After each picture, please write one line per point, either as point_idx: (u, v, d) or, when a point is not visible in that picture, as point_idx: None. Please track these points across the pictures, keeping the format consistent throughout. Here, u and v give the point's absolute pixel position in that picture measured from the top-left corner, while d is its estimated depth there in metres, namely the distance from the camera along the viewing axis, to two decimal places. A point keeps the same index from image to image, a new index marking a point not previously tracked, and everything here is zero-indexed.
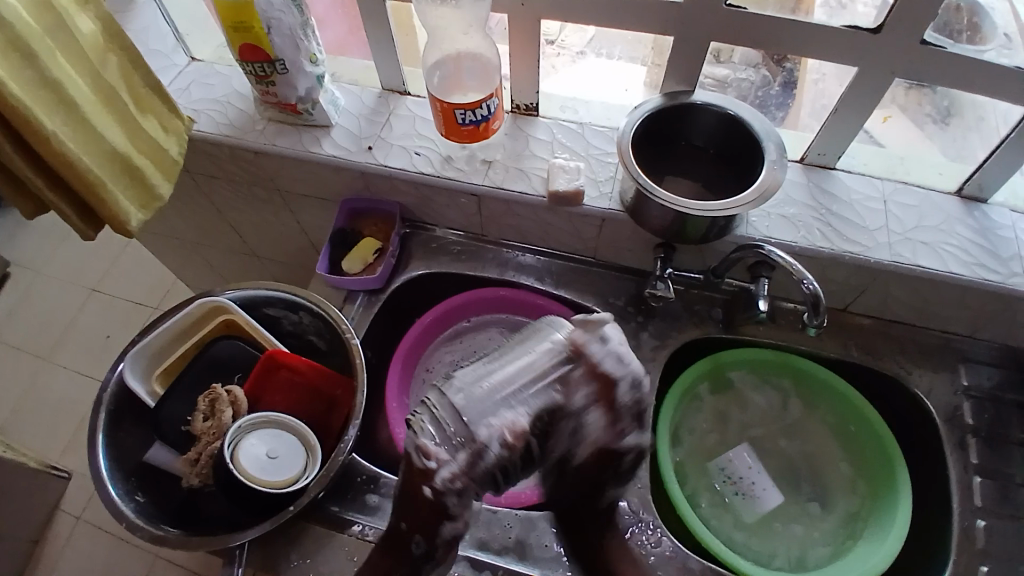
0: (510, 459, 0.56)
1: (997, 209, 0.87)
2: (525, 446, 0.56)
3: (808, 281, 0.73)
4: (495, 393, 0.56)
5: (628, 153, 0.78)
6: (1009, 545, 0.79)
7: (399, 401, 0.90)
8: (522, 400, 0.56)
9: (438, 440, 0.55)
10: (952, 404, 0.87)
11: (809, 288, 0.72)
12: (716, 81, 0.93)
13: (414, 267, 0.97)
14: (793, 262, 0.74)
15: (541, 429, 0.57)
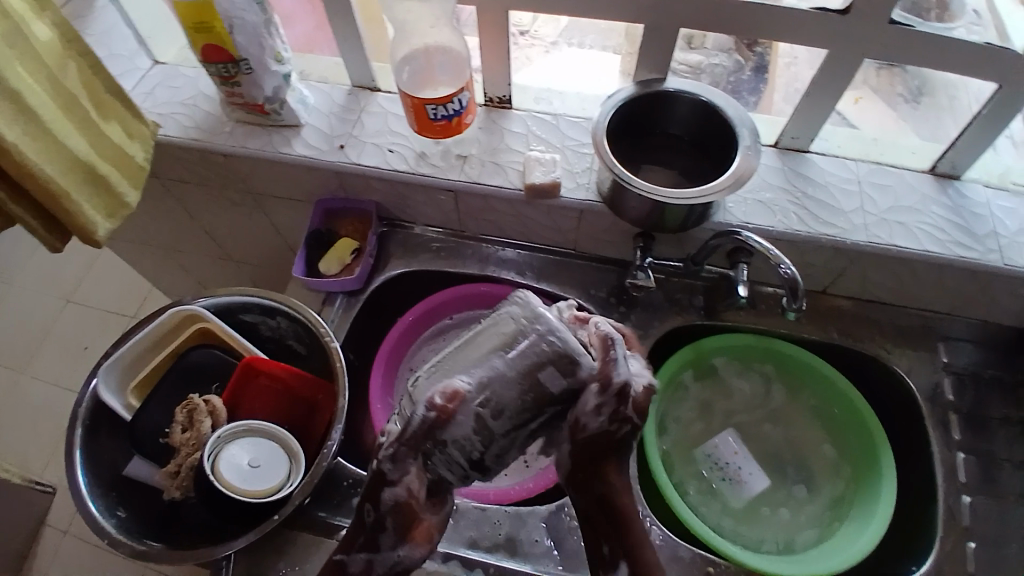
0: (446, 427, 0.58)
1: (971, 185, 0.88)
2: (467, 411, 0.58)
3: (786, 266, 0.73)
4: (440, 376, 0.61)
5: (603, 144, 0.77)
6: (994, 520, 0.80)
7: (382, 402, 0.88)
8: (464, 373, 0.59)
9: (398, 421, 0.63)
10: (932, 382, 0.88)
11: (787, 273, 0.72)
12: (690, 67, 0.92)
13: (392, 267, 0.95)
14: (772, 247, 0.73)
15: (487, 396, 0.58)
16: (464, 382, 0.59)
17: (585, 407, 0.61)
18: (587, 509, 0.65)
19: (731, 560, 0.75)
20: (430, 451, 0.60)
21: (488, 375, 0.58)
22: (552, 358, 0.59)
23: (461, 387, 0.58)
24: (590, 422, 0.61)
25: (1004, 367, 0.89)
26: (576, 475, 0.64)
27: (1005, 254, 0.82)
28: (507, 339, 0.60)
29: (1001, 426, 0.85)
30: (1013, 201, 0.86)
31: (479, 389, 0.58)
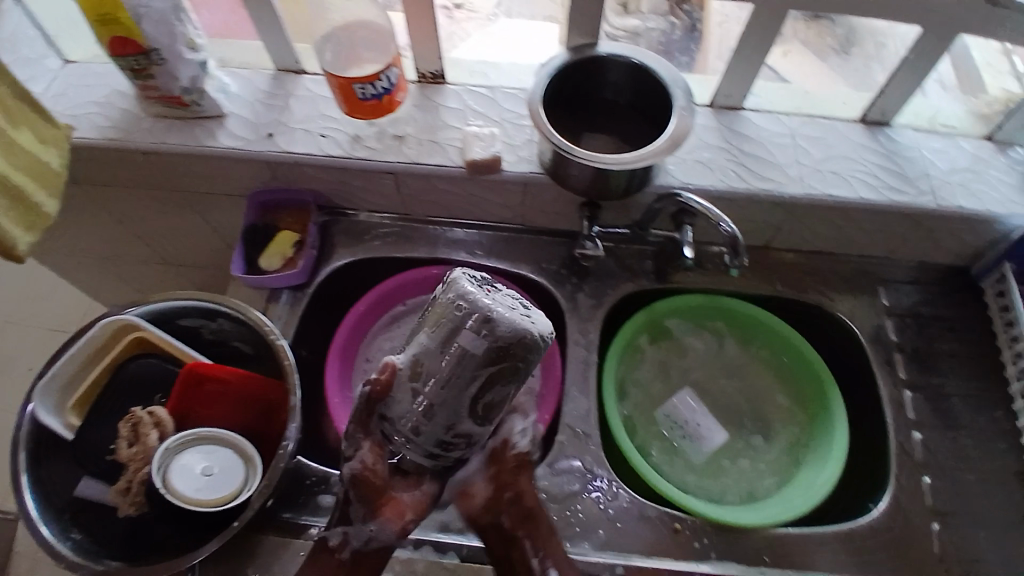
0: (391, 402, 0.60)
1: (901, 131, 0.91)
2: (403, 386, 0.59)
3: (725, 224, 0.73)
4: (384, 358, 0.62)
5: (541, 114, 0.76)
6: (943, 451, 0.84)
7: (341, 396, 0.85)
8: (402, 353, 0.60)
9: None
10: (876, 324, 0.91)
11: (726, 231, 0.72)
12: (627, 32, 0.92)
13: (337, 257, 0.92)
14: (710, 206, 0.74)
15: (420, 371, 0.58)
16: (401, 360, 0.60)
17: (509, 430, 0.67)
18: (516, 526, 0.66)
19: (696, 515, 0.76)
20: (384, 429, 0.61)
21: (423, 352, 0.58)
22: (472, 320, 0.56)
23: (400, 366, 0.59)
24: (518, 441, 0.67)
25: (942, 304, 0.93)
26: (501, 502, 0.66)
27: (936, 195, 0.85)
28: (436, 314, 0.59)
29: (945, 361, 0.89)
30: (941, 142, 0.90)
31: (414, 364, 0.59)
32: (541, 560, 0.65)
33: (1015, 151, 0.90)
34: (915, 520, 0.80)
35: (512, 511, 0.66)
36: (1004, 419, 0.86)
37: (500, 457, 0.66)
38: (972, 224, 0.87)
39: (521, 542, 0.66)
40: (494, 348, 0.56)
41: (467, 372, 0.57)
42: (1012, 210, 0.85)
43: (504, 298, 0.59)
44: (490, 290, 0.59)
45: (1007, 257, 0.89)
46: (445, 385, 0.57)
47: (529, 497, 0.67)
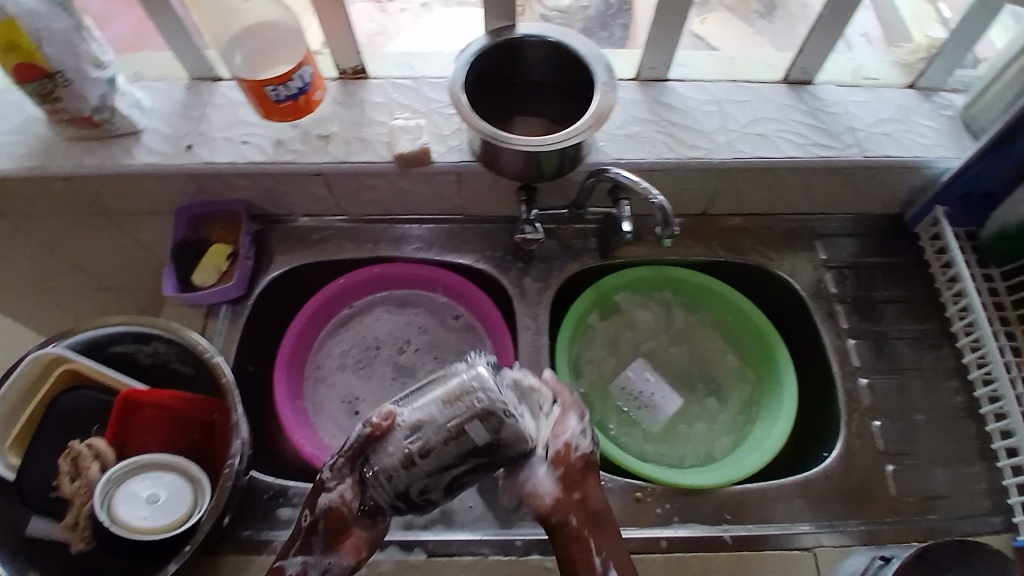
0: (379, 448, 0.61)
1: (824, 87, 0.93)
2: (398, 439, 0.60)
3: (654, 195, 0.73)
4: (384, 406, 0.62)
5: (463, 100, 0.75)
6: (891, 394, 0.86)
7: (291, 408, 0.83)
8: (404, 408, 0.61)
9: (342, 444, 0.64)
10: (816, 278, 0.92)
11: (655, 202, 0.73)
12: (561, 12, 0.97)
13: (275, 266, 0.90)
14: (639, 179, 0.74)
15: (418, 437, 0.59)
16: (404, 416, 0.61)
17: (567, 434, 0.65)
18: (582, 524, 0.61)
19: (655, 482, 0.78)
20: (363, 471, 0.61)
21: (428, 420, 0.60)
22: (480, 415, 0.59)
23: (401, 424, 0.60)
24: (579, 443, 0.65)
25: (878, 253, 0.95)
26: (568, 502, 0.62)
27: (863, 147, 0.87)
28: (450, 392, 0.60)
29: (886, 307, 0.92)
30: (864, 94, 0.93)
31: (416, 426, 0.60)
32: (603, 559, 0.60)
33: (940, 96, 0.94)
34: (871, 464, 0.82)
35: (579, 510, 0.62)
36: (948, 356, 0.89)
37: (562, 460, 0.63)
38: (899, 172, 0.89)
39: (586, 540, 0.61)
40: (493, 445, 0.59)
41: (459, 457, 0.59)
42: (939, 154, 0.88)
43: (513, 393, 0.62)
44: (502, 384, 0.62)
45: (938, 200, 0.92)
46: (437, 458, 0.59)
47: (593, 488, 0.63)
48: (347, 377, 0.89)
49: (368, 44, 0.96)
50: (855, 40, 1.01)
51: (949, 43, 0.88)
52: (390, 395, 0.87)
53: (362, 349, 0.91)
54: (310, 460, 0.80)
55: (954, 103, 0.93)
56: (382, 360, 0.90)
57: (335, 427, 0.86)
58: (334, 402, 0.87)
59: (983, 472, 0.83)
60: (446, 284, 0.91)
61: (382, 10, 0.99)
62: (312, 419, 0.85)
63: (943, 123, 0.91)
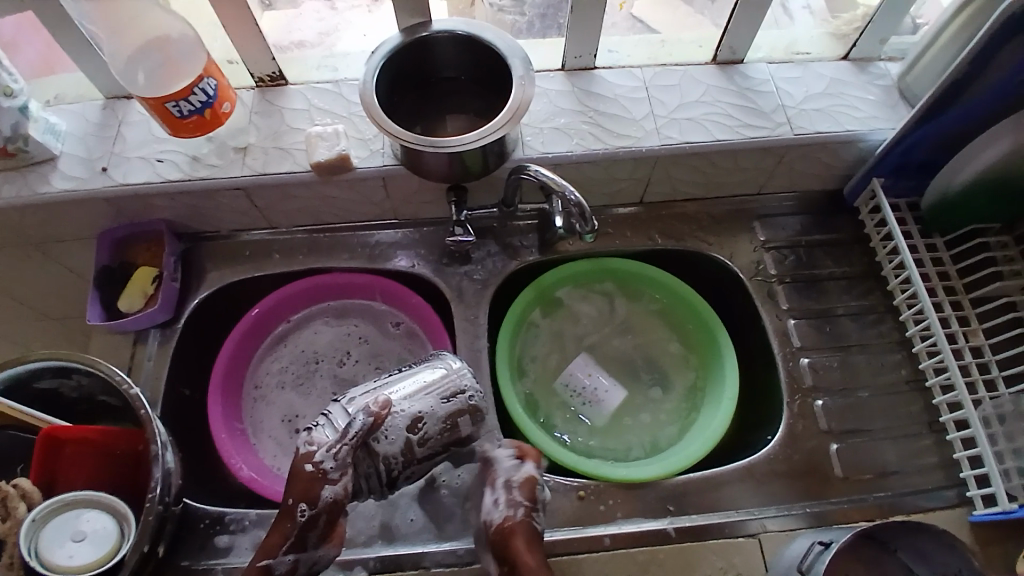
0: (379, 437, 0.65)
1: (755, 65, 0.91)
2: (399, 426, 0.65)
3: (570, 192, 0.73)
4: (376, 394, 0.66)
5: (374, 104, 0.73)
6: (835, 373, 0.85)
7: (227, 430, 0.82)
8: (398, 398, 0.66)
9: (328, 429, 0.63)
10: (756, 261, 0.92)
11: (571, 200, 0.72)
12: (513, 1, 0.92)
13: (204, 285, 0.88)
14: (556, 178, 0.73)
15: (419, 427, 0.66)
16: (400, 406, 0.66)
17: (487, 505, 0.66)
18: None
19: (596, 478, 0.78)
20: (361, 459, 0.64)
21: (428, 411, 0.67)
22: (472, 411, 0.69)
23: (401, 413, 0.65)
24: (494, 516, 0.64)
25: (820, 230, 0.94)
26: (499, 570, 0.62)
27: (793, 124, 0.85)
28: (443, 386, 0.68)
29: (830, 284, 0.91)
30: (796, 70, 0.90)
31: (416, 416, 0.66)
32: None
33: (876, 66, 0.91)
34: (814, 445, 0.81)
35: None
36: (893, 330, 0.88)
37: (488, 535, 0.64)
38: (833, 148, 0.87)
39: None
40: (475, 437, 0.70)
41: (451, 444, 0.68)
42: (873, 126, 0.86)
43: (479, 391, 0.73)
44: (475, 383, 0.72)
45: (873, 173, 0.89)
46: (434, 445, 0.67)
47: (526, 554, 0.61)
48: (286, 394, 0.88)
49: (316, 43, 0.92)
50: (796, 13, 0.98)
51: (880, 9, 0.85)
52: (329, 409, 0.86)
53: (301, 364, 0.89)
54: (248, 483, 0.79)
55: (891, 71, 0.91)
56: (322, 374, 0.89)
57: (276, 446, 0.85)
58: (274, 420, 0.86)
59: (933, 446, 0.82)
60: (383, 290, 0.90)
61: (332, 6, 0.93)
62: (251, 439, 0.85)
63: (878, 94, 0.89)
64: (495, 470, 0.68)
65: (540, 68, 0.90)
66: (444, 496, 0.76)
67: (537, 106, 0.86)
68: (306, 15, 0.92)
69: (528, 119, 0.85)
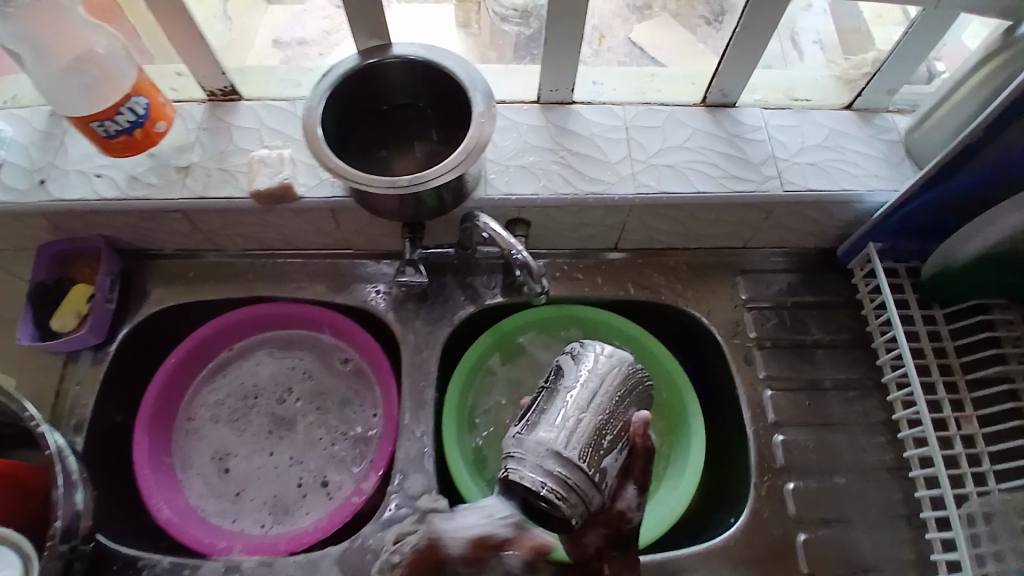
0: (598, 476, 0.59)
1: (747, 109, 0.83)
2: (609, 454, 0.60)
3: (519, 250, 0.67)
4: (576, 427, 0.59)
5: (318, 132, 0.67)
6: (810, 454, 0.78)
7: (151, 467, 0.77)
8: (594, 419, 0.60)
9: (553, 485, 0.56)
10: (734, 320, 0.85)
11: (517, 259, 0.66)
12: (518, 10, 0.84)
13: (143, 308, 0.84)
14: (505, 234, 0.67)
15: (620, 441, 0.62)
16: (601, 429, 0.60)
17: (627, 502, 0.62)
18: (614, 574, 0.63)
19: None
20: (588, 497, 0.58)
21: (619, 427, 0.62)
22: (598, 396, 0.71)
23: (604, 440, 0.60)
24: (635, 516, 0.62)
25: (809, 290, 0.86)
26: (608, 551, 0.63)
27: (784, 179, 0.78)
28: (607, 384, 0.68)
29: (816, 351, 0.83)
30: (792, 117, 0.83)
31: (616, 436, 0.61)
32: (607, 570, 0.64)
33: (882, 118, 0.84)
34: (781, 533, 0.74)
35: (616, 561, 0.62)
36: (878, 409, 0.81)
37: (614, 525, 0.62)
38: (826, 206, 0.79)
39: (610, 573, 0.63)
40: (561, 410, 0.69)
41: (647, 467, 0.63)
42: (872, 186, 0.78)
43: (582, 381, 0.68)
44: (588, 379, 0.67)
45: (870, 237, 0.82)
46: (631, 461, 0.63)
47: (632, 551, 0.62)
48: (220, 430, 0.82)
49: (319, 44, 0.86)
50: (805, 47, 0.89)
51: (890, 59, 0.78)
52: (263, 449, 0.81)
53: (238, 398, 0.84)
54: (166, 527, 0.75)
55: (898, 124, 0.83)
56: (259, 411, 0.83)
57: (203, 486, 0.80)
58: (203, 457, 0.81)
59: (912, 540, 0.75)
60: (331, 324, 0.84)
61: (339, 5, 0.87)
62: (178, 476, 0.80)
63: (881, 150, 0.81)
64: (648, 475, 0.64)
65: (513, 98, 0.83)
66: (369, 561, 0.70)
67: (504, 142, 0.80)
68: (312, 11, 0.87)
69: (493, 155, 0.79)
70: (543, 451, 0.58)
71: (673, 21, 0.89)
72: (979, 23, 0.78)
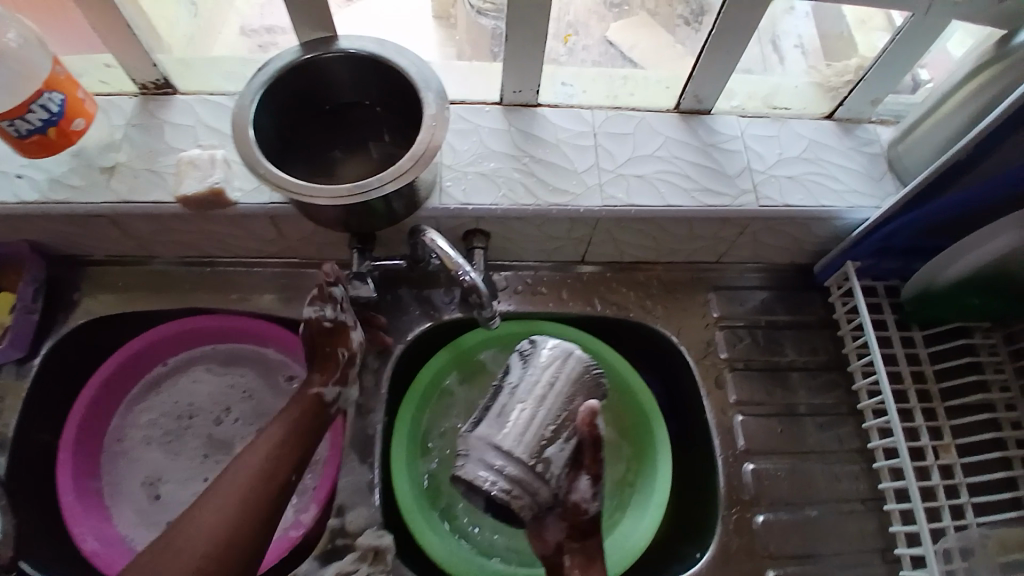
0: (542, 468, 0.58)
1: (723, 117, 0.78)
2: (553, 445, 0.59)
3: (467, 271, 0.61)
4: (516, 422, 0.59)
5: (248, 127, 0.61)
6: (782, 485, 0.74)
7: (76, 491, 0.72)
8: (538, 411, 0.60)
9: (494, 480, 0.56)
10: (706, 340, 0.80)
11: (465, 279, 0.60)
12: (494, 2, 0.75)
13: (69, 320, 0.77)
14: (453, 253, 0.61)
15: (567, 432, 0.61)
16: (544, 420, 0.60)
17: (581, 494, 0.60)
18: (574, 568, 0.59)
19: None
20: (537, 490, 0.58)
21: (566, 417, 0.61)
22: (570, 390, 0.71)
23: (546, 430, 0.59)
24: (590, 507, 0.60)
25: (785, 309, 0.82)
26: (569, 543, 0.60)
27: (759, 192, 0.74)
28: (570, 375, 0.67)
29: (790, 374, 0.79)
30: (770, 126, 0.78)
31: (560, 427, 0.60)
32: None
33: (863, 130, 0.79)
34: (750, 569, 0.70)
35: (577, 555, 0.59)
36: (854, 436, 0.77)
37: (572, 517, 0.60)
38: (804, 223, 0.75)
39: None
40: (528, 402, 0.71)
41: (599, 457, 0.60)
42: (852, 202, 0.74)
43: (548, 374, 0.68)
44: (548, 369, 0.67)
45: (849, 255, 0.77)
46: (584, 451, 0.60)
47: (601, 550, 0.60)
48: (152, 452, 0.76)
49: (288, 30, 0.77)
50: (786, 51, 0.82)
51: (874, 67, 0.73)
52: (197, 475, 0.74)
53: (172, 417, 0.77)
54: (90, 560, 0.69)
55: (880, 136, 0.79)
56: (194, 432, 0.77)
57: (132, 513, 0.74)
58: (133, 482, 0.75)
59: None
60: (276, 339, 0.78)
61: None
62: (106, 502, 0.74)
63: (862, 163, 0.77)
64: (602, 463, 0.60)
65: (473, 99, 0.77)
66: None
67: (462, 146, 0.74)
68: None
69: (450, 161, 0.73)
70: (480, 446, 0.58)
71: (652, 20, 0.81)
72: (963, 32, 0.73)
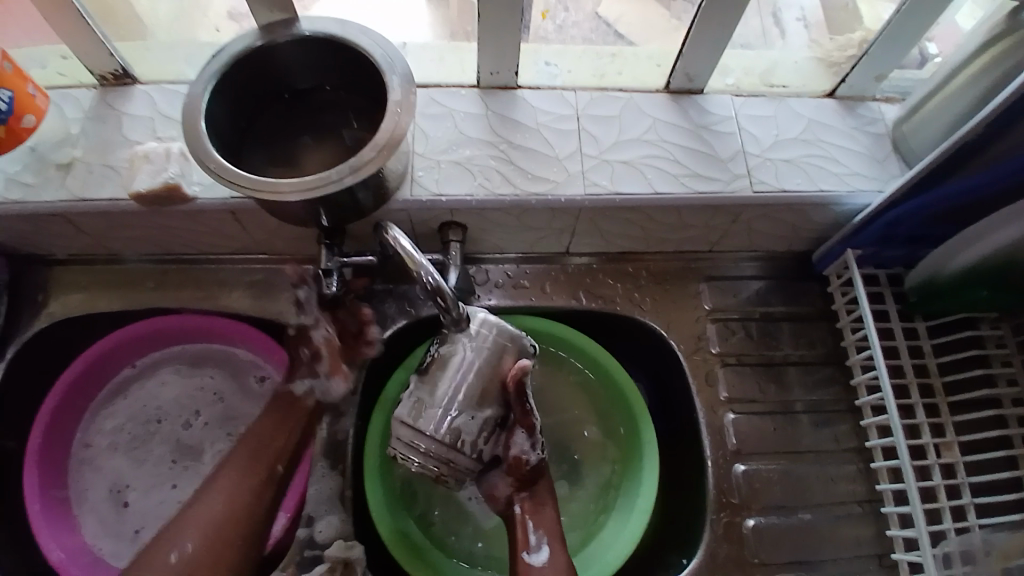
0: (456, 439, 0.56)
1: (715, 96, 0.73)
2: (463, 415, 0.56)
3: (429, 271, 0.56)
4: (429, 399, 0.56)
5: (199, 116, 0.57)
6: (773, 488, 0.71)
7: (43, 500, 0.69)
8: (453, 382, 0.56)
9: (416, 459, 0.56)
10: (698, 335, 0.76)
11: (428, 284, 0.55)
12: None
13: (32, 322, 0.74)
14: (415, 252, 0.56)
15: (488, 397, 0.57)
16: (459, 390, 0.56)
17: (519, 447, 0.60)
18: (524, 513, 0.61)
19: None
20: (458, 459, 0.56)
21: (482, 383, 0.57)
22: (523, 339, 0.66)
23: (456, 400, 0.56)
24: (530, 458, 0.60)
25: (783, 300, 0.78)
26: (517, 493, 0.62)
27: (754, 177, 0.69)
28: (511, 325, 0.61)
29: (788, 370, 0.75)
30: (767, 105, 0.73)
31: (472, 394, 0.56)
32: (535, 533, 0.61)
33: (867, 107, 0.74)
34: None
35: (526, 501, 0.62)
36: (852, 435, 0.73)
37: (515, 472, 0.60)
38: (801, 209, 0.70)
39: (524, 520, 0.61)
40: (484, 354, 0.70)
41: (529, 410, 0.59)
42: (854, 187, 0.69)
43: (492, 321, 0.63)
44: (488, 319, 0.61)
45: (848, 243, 0.73)
46: (513, 408, 0.59)
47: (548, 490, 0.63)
48: (120, 458, 0.74)
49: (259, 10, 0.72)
50: (788, 25, 0.78)
51: (879, 38, 0.68)
52: (164, 482, 0.72)
53: (140, 423, 0.75)
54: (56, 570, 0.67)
55: (884, 114, 0.73)
56: (162, 437, 0.74)
57: (100, 521, 0.71)
58: (100, 489, 0.73)
59: None
60: (245, 338, 0.75)
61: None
62: (72, 510, 0.71)
63: (865, 144, 0.71)
64: (531, 414, 0.59)
65: (448, 81, 0.72)
66: None
67: (435, 133, 0.69)
68: None
69: (423, 149, 0.68)
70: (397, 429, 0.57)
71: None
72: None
